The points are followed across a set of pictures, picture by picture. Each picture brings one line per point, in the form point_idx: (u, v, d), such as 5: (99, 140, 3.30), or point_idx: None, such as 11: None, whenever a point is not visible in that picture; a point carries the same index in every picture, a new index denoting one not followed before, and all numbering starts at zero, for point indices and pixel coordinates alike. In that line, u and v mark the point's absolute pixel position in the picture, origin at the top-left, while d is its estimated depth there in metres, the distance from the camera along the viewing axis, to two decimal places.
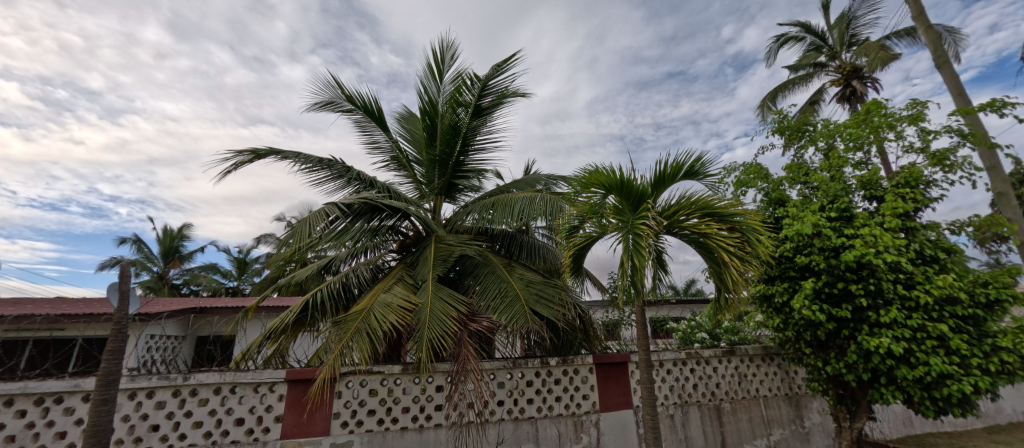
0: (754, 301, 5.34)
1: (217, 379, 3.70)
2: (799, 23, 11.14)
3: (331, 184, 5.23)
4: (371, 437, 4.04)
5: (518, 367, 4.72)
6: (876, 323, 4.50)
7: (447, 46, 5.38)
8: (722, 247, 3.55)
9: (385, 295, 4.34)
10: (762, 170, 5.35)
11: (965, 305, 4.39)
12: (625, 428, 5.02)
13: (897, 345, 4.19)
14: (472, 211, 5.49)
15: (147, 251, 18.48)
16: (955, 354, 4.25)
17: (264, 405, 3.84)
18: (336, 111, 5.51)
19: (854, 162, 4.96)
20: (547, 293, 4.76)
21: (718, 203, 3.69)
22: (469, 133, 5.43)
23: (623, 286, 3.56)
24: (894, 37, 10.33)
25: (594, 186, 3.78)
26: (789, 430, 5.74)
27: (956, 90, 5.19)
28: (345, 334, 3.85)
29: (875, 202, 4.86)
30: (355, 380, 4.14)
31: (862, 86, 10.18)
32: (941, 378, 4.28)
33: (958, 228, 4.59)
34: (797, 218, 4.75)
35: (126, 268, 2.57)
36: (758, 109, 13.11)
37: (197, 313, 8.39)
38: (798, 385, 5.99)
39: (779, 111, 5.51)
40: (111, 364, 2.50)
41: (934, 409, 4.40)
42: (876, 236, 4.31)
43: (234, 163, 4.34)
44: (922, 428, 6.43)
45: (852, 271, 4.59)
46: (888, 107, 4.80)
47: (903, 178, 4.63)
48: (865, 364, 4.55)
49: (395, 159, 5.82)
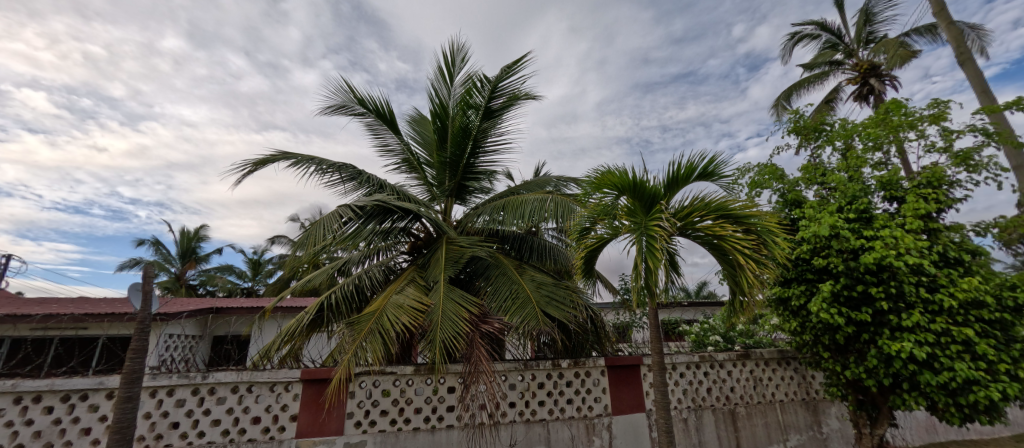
0: (770, 304, 5.29)
1: (233, 377, 3.75)
2: (815, 21, 10.95)
3: (344, 186, 5.36)
4: (384, 437, 4.06)
5: (530, 368, 4.74)
6: (897, 327, 4.41)
7: (457, 48, 5.45)
8: (737, 249, 3.54)
9: (397, 296, 4.38)
10: (777, 171, 5.28)
11: (992, 309, 4.27)
12: (638, 432, 4.97)
13: (920, 350, 4.08)
14: (482, 213, 5.52)
15: (165, 252, 18.85)
16: (982, 359, 4.12)
17: (279, 405, 3.88)
18: (349, 114, 5.62)
19: (873, 162, 4.89)
20: (558, 295, 4.76)
21: (733, 204, 3.66)
22: (480, 135, 5.47)
23: (636, 288, 3.57)
24: (914, 34, 10.07)
25: (606, 187, 3.78)
26: (806, 436, 5.62)
27: (980, 87, 5.16)
28: (358, 334, 3.89)
29: (895, 203, 4.76)
30: (368, 380, 4.16)
31: (880, 84, 9.95)
32: (966, 384, 4.17)
33: (983, 230, 4.47)
34: (814, 219, 4.68)
35: (149, 268, 2.63)
36: (771, 109, 12.89)
37: (215, 314, 8.60)
38: (816, 389, 5.85)
39: (794, 111, 5.44)
40: (135, 362, 2.56)
41: (959, 415, 4.29)
42: (896, 238, 4.22)
43: (250, 169, 4.44)
44: (946, 435, 6.24)
45: (872, 274, 4.50)
46: (909, 106, 4.73)
47: (924, 179, 4.56)
48: (886, 368, 4.45)
49: (406, 161, 5.90)
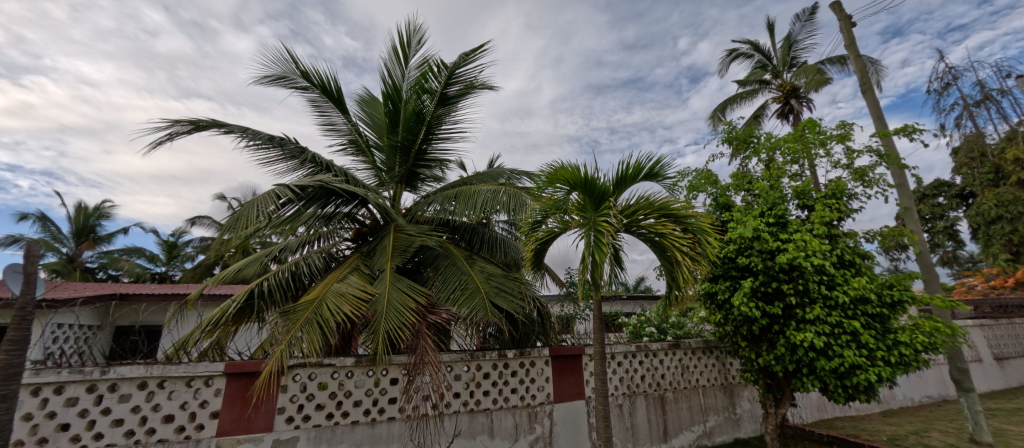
0: (699, 298, 5.78)
1: (141, 372, 3.37)
2: (749, 42, 11.96)
3: (282, 164, 5.02)
4: (318, 432, 3.89)
5: (475, 359, 4.78)
6: (801, 319, 5.02)
7: (413, 30, 5.29)
8: (676, 246, 3.82)
9: (340, 284, 4.19)
10: (712, 176, 5.77)
11: (875, 305, 5.01)
12: (576, 419, 5.20)
13: (818, 339, 4.70)
14: (433, 202, 5.43)
15: (54, 229, 16.36)
16: (865, 347, 4.83)
17: (197, 401, 3.56)
18: (290, 87, 5.23)
19: (791, 173, 5.50)
20: (507, 286, 4.82)
21: (674, 204, 3.95)
22: (433, 122, 5.35)
23: (582, 281, 3.74)
24: (827, 63, 11.38)
25: (559, 182, 3.95)
26: (723, 417, 6.24)
27: (876, 114, 5.99)
28: (293, 324, 3.67)
29: (806, 210, 5.40)
30: (303, 373, 3.96)
31: (799, 105, 11.11)
32: (852, 369, 4.86)
33: (871, 237, 5.23)
34: (740, 222, 5.20)
35: (32, 247, 2.30)
36: (709, 119, 13.93)
37: (120, 301, 7.66)
38: (733, 375, 6.51)
39: (728, 122, 5.95)
40: (11, 356, 2.22)
41: (845, 395, 5.00)
42: (806, 241, 4.81)
43: (171, 131, 4.12)
44: (832, 412, 7.23)
45: (784, 272, 5.08)
46: (822, 126, 5.38)
47: (830, 191, 5.22)
48: (791, 356, 5.07)
49: (353, 143, 5.62)
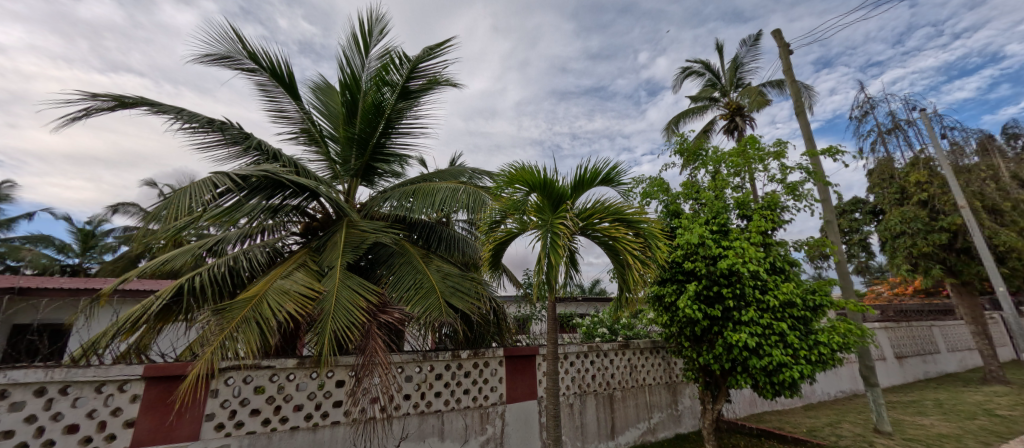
0: (648, 300, 6.04)
1: (39, 377, 2.97)
2: (701, 61, 12.71)
3: (223, 150, 4.66)
4: (253, 439, 3.64)
5: (428, 360, 4.69)
6: (738, 321, 5.40)
7: (375, 19, 5.13)
8: (629, 250, 3.96)
9: (284, 281, 3.95)
10: (664, 185, 6.07)
11: (800, 308, 5.48)
12: (528, 418, 5.25)
13: (750, 339, 5.08)
14: (389, 198, 5.27)
15: None
16: (790, 347, 5.28)
17: (109, 409, 3.22)
18: (235, 68, 4.86)
19: (733, 185, 5.91)
20: (463, 286, 4.77)
21: (627, 209, 4.13)
22: (393, 115, 5.20)
23: (538, 282, 3.80)
24: (768, 86, 12.34)
25: (518, 183, 3.97)
26: (666, 413, 6.56)
27: (808, 135, 6.59)
28: (228, 324, 3.41)
29: (745, 220, 5.82)
30: (238, 376, 3.70)
31: (742, 123, 11.94)
32: (779, 367, 5.29)
33: (799, 246, 5.73)
34: (688, 229, 5.52)
35: None
36: (662, 131, 14.65)
37: (18, 296, 6.77)
38: (676, 373, 6.87)
39: (680, 134, 6.30)
40: None
41: (772, 391, 5.44)
42: (744, 248, 5.18)
43: (88, 107, 3.70)
44: (762, 407, 7.83)
45: (724, 277, 5.43)
46: (761, 143, 5.83)
47: (766, 203, 5.66)
48: (727, 355, 5.44)
49: (305, 132, 5.34)
